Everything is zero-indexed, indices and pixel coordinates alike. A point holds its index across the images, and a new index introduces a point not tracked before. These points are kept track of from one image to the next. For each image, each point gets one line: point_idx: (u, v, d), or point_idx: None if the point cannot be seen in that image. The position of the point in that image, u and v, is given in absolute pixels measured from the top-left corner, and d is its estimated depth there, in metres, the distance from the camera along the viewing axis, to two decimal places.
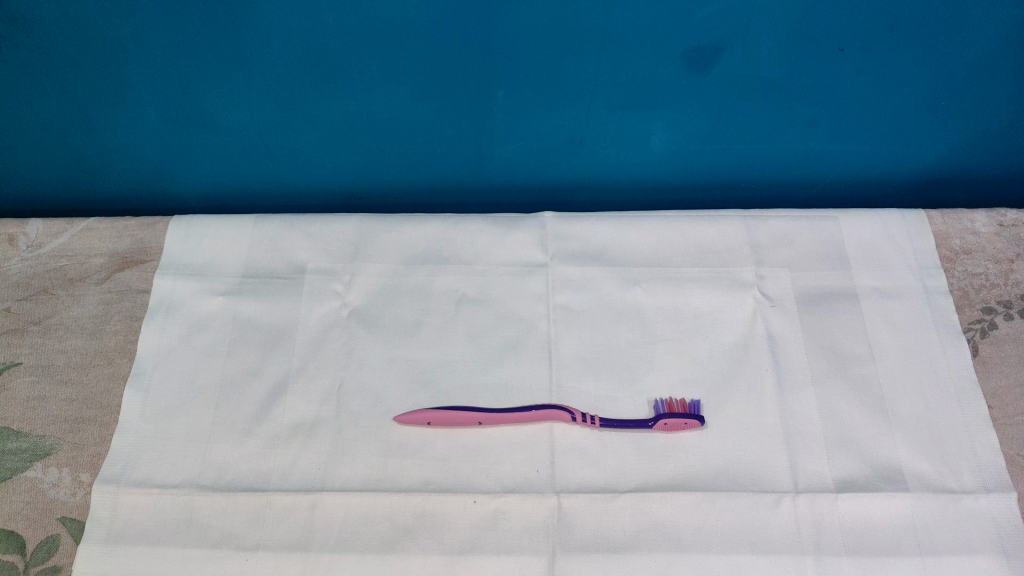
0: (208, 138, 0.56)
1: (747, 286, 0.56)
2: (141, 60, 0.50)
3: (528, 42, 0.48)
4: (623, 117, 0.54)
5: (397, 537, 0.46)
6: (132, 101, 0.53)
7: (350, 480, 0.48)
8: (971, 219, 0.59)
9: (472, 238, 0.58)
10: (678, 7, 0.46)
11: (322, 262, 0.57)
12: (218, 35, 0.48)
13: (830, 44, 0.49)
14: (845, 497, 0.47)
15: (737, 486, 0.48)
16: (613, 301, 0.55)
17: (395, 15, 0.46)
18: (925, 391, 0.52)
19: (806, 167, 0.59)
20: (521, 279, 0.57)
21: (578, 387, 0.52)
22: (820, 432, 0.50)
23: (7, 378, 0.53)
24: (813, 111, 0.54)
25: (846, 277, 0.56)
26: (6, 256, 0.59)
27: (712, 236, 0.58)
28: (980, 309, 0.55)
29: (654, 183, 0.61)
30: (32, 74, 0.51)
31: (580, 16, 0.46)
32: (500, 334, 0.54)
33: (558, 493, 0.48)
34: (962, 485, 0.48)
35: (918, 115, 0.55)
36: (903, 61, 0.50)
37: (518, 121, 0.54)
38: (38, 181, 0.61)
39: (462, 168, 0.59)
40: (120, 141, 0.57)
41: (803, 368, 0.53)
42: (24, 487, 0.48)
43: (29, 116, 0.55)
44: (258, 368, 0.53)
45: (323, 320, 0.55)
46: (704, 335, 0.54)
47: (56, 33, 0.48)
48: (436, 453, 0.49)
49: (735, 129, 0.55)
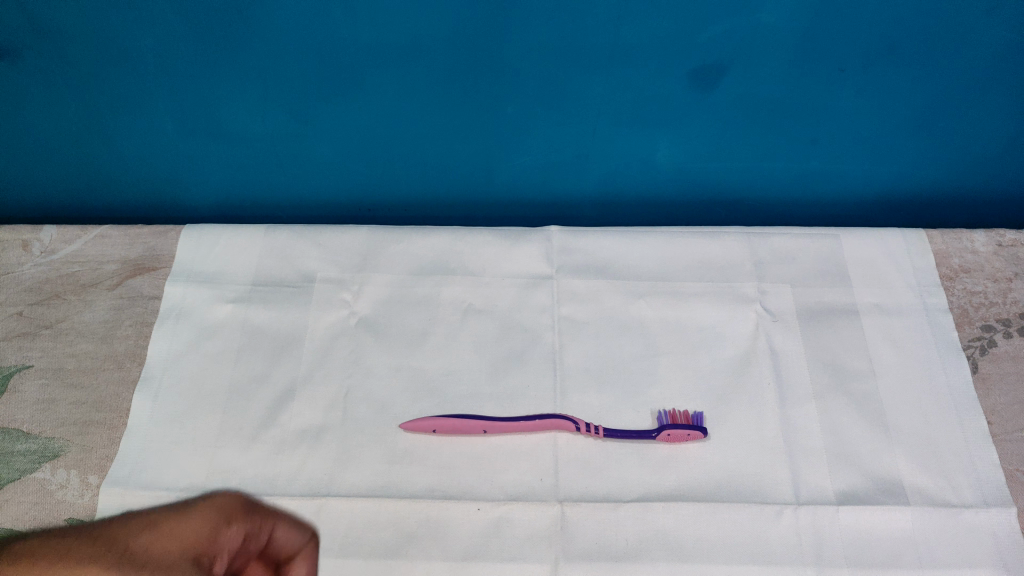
0: (221, 148, 0.57)
1: (749, 301, 0.57)
2: (161, 70, 0.51)
3: (538, 58, 0.49)
4: (630, 134, 0.55)
5: (402, 542, 0.47)
6: (149, 112, 0.54)
7: (356, 485, 0.49)
8: (971, 238, 0.60)
9: (479, 250, 0.59)
10: (684, 26, 0.47)
11: (331, 272, 0.58)
12: (235, 46, 0.49)
13: (832, 63, 0.50)
14: (846, 510, 0.48)
15: (740, 497, 0.48)
16: (617, 314, 0.56)
17: (408, 31, 0.47)
18: (925, 406, 0.52)
19: (809, 186, 0.60)
20: (527, 291, 0.57)
21: (582, 398, 0.53)
22: (822, 446, 0.51)
23: (17, 381, 0.54)
24: (816, 130, 0.55)
25: (847, 293, 0.57)
26: (20, 261, 0.60)
27: (715, 253, 0.59)
28: (979, 327, 0.56)
29: (659, 200, 0.62)
30: (53, 82, 0.52)
31: (589, 33, 0.47)
32: (505, 344, 0.55)
33: (561, 502, 0.48)
34: (962, 500, 0.48)
35: (918, 135, 0.56)
36: (903, 81, 0.51)
37: (526, 136, 0.55)
38: (52, 188, 0.62)
39: (470, 182, 0.60)
40: (136, 150, 0.58)
41: (805, 383, 0.53)
42: (32, 488, 0.49)
43: (49, 124, 0.56)
44: (267, 375, 0.53)
45: (332, 328, 0.56)
46: (706, 349, 0.55)
47: (79, 43, 0.49)
48: (441, 460, 0.50)
49: (739, 147, 0.56)
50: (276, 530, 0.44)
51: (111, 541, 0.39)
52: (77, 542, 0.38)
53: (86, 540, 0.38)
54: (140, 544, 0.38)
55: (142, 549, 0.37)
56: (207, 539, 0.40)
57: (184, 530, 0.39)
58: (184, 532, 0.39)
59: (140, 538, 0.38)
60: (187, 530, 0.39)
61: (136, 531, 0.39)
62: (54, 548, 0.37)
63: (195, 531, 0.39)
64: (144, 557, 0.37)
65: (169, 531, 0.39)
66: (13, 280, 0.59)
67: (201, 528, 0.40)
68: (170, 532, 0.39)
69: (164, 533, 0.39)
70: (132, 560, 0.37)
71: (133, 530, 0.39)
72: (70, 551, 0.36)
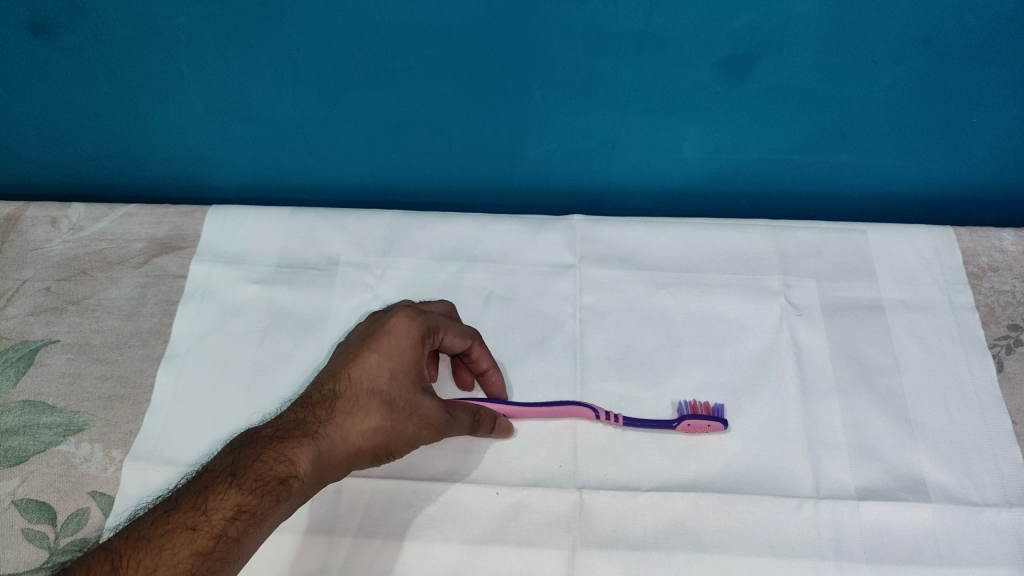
0: (248, 129, 0.58)
1: (773, 294, 0.56)
2: (192, 50, 0.51)
3: (566, 45, 0.49)
4: (658, 123, 0.55)
5: (420, 524, 0.47)
6: (179, 91, 0.55)
7: (375, 466, 0.49)
8: (1000, 237, 0.58)
9: (502, 237, 0.59)
10: (715, 16, 0.46)
11: (355, 255, 0.58)
12: (266, 28, 0.49)
13: (864, 56, 0.49)
14: (866, 505, 0.48)
15: (760, 489, 0.48)
16: (640, 304, 0.56)
17: (436, 15, 0.47)
18: (949, 404, 0.52)
19: (836, 180, 0.60)
20: (550, 279, 0.57)
21: (602, 387, 0.53)
22: (843, 440, 0.50)
23: (44, 355, 0.54)
24: (846, 122, 0.54)
25: (873, 288, 0.57)
26: (48, 238, 0.60)
27: (740, 245, 0.59)
28: (1006, 326, 0.55)
29: (684, 190, 0.62)
30: (86, 61, 0.53)
31: (619, 21, 0.47)
32: (526, 331, 0.55)
33: (580, 488, 0.48)
34: (985, 499, 0.48)
35: (949, 131, 0.55)
36: (936, 76, 0.51)
37: (553, 123, 0.55)
38: (83, 166, 0.62)
39: (496, 168, 0.60)
40: (165, 130, 0.58)
41: (828, 377, 0.53)
42: (57, 460, 0.49)
43: (81, 101, 0.56)
44: (289, 354, 0.54)
45: (355, 311, 0.56)
46: (729, 342, 0.54)
47: (112, 22, 0.50)
48: (460, 444, 0.50)
49: (767, 139, 0.56)
50: (452, 324, 0.49)
51: (355, 363, 0.47)
52: (344, 389, 0.46)
53: (341, 390, 0.46)
54: (388, 370, 0.47)
55: (388, 377, 0.47)
56: (429, 326, 0.48)
57: (407, 343, 0.47)
58: (408, 344, 0.47)
59: (384, 358, 0.47)
60: (405, 330, 0.48)
61: (368, 348, 0.47)
62: (339, 403, 0.46)
63: (411, 337, 0.47)
64: (394, 379, 0.47)
65: (399, 336, 0.47)
66: (42, 256, 0.60)
67: (424, 324, 0.48)
68: (400, 344, 0.47)
69: (393, 349, 0.47)
70: (390, 386, 0.46)
71: (369, 351, 0.47)
72: (353, 405, 0.45)
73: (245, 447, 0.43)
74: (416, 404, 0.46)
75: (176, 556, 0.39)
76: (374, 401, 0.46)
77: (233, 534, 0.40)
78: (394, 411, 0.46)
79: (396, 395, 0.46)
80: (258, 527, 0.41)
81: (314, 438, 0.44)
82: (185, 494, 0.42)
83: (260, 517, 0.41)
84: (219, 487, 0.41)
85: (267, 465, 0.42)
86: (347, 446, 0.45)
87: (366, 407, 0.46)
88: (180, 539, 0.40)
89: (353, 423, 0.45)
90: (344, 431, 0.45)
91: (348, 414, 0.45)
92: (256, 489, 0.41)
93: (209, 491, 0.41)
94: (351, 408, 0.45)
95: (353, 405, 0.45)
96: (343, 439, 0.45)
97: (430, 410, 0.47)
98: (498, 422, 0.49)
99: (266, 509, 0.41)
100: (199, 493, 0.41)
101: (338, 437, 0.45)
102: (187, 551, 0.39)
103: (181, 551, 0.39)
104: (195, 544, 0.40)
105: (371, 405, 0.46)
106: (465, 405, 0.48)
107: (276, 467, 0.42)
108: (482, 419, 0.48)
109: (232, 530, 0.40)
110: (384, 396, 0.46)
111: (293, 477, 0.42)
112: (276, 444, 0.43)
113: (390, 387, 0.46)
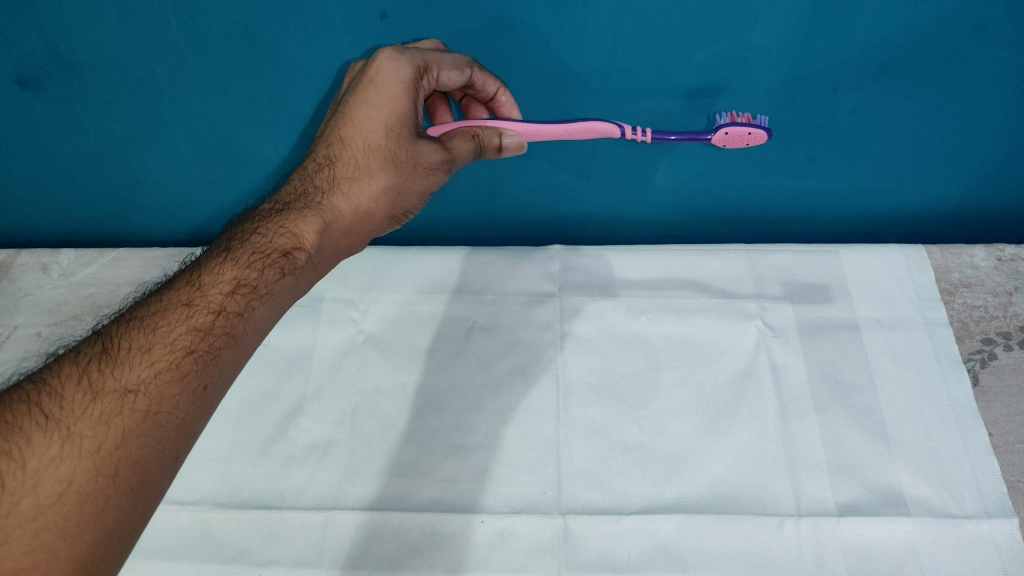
0: (234, 170, 0.59)
1: (750, 316, 0.57)
2: (176, 96, 0.52)
3: (537, 81, 0.49)
4: (629, 155, 0.56)
5: (408, 554, 0.48)
6: (164, 137, 0.56)
7: (362, 498, 0.50)
8: (971, 253, 0.59)
9: (484, 267, 0.60)
10: (676, 52, 0.47)
11: (340, 290, 0.59)
12: (247, 73, 0.50)
13: (825, 84, 0.49)
14: (847, 521, 0.49)
15: (743, 508, 0.49)
16: (620, 330, 0.57)
17: None
18: (926, 419, 0.52)
19: (807, 204, 0.61)
20: (531, 307, 0.58)
21: (585, 413, 0.53)
22: (822, 457, 0.51)
23: None
24: (812, 149, 0.55)
25: (848, 308, 0.57)
26: (40, 284, 0.62)
27: (716, 270, 0.59)
28: (980, 340, 0.56)
29: (660, 218, 0.63)
30: (73, 112, 0.54)
31: (586, 56, 0.47)
32: (509, 360, 0.56)
33: (564, 514, 0.49)
34: (964, 511, 0.49)
35: (914, 154, 0.55)
36: (898, 99, 0.51)
37: (527, 159, 0.56)
38: (72, 212, 0.64)
39: (475, 203, 0.61)
40: (153, 174, 0.59)
41: (807, 396, 0.54)
42: None
43: (65, 148, 0.57)
44: (276, 392, 0.55)
45: (340, 345, 0.57)
46: (707, 365, 0.55)
47: (96, 74, 0.51)
48: (446, 472, 0.51)
49: (735, 167, 0.57)
50: (446, 58, 0.44)
51: (347, 122, 0.46)
52: (340, 153, 0.46)
53: (339, 155, 0.46)
54: (384, 125, 0.46)
55: (384, 133, 0.46)
56: (419, 65, 0.44)
57: (398, 89, 0.44)
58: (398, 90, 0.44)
59: (376, 111, 0.45)
60: (393, 72, 0.44)
61: (355, 100, 0.45)
62: (339, 168, 0.46)
63: (403, 82, 0.44)
64: (391, 132, 0.46)
65: (388, 83, 0.44)
66: (33, 301, 0.61)
67: (411, 63, 0.43)
68: (390, 93, 0.45)
69: (381, 98, 0.45)
70: (387, 142, 0.46)
71: (359, 105, 0.45)
72: (355, 170, 0.46)
73: (247, 227, 0.44)
74: (418, 155, 0.46)
75: (172, 334, 0.38)
76: (376, 161, 0.46)
77: (235, 309, 0.40)
78: (397, 166, 0.46)
79: (397, 148, 0.46)
80: (262, 301, 0.41)
81: (315, 210, 0.45)
82: (181, 279, 0.41)
83: (265, 289, 0.41)
84: (215, 265, 0.41)
85: (268, 239, 0.43)
86: (353, 211, 0.46)
87: (369, 169, 0.46)
88: (175, 317, 0.39)
89: (359, 189, 0.46)
90: (350, 197, 0.46)
91: (351, 178, 0.46)
92: (257, 263, 0.42)
93: (203, 270, 0.41)
94: (352, 173, 0.46)
95: (354, 169, 0.46)
96: (348, 206, 0.46)
97: (433, 157, 0.46)
98: (505, 136, 0.48)
99: (269, 280, 0.41)
100: (195, 274, 0.41)
101: (344, 205, 0.45)
102: (183, 328, 0.38)
103: (177, 329, 0.38)
104: (191, 322, 0.38)
105: (374, 166, 0.46)
106: (462, 133, 0.48)
107: (277, 240, 0.43)
108: (484, 141, 0.48)
109: (233, 305, 0.40)
110: (384, 153, 0.46)
111: (298, 249, 0.43)
112: (277, 219, 0.44)
113: (389, 143, 0.46)
